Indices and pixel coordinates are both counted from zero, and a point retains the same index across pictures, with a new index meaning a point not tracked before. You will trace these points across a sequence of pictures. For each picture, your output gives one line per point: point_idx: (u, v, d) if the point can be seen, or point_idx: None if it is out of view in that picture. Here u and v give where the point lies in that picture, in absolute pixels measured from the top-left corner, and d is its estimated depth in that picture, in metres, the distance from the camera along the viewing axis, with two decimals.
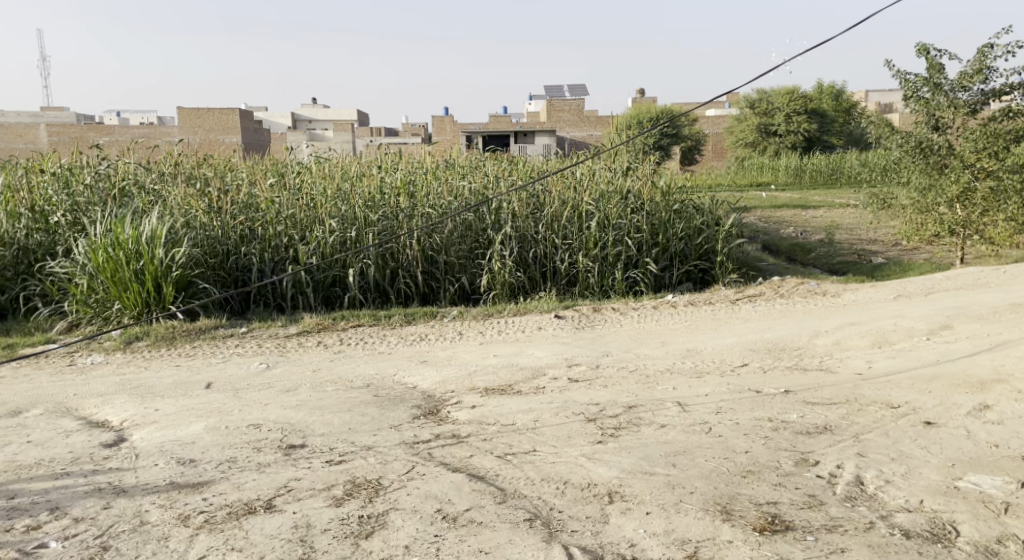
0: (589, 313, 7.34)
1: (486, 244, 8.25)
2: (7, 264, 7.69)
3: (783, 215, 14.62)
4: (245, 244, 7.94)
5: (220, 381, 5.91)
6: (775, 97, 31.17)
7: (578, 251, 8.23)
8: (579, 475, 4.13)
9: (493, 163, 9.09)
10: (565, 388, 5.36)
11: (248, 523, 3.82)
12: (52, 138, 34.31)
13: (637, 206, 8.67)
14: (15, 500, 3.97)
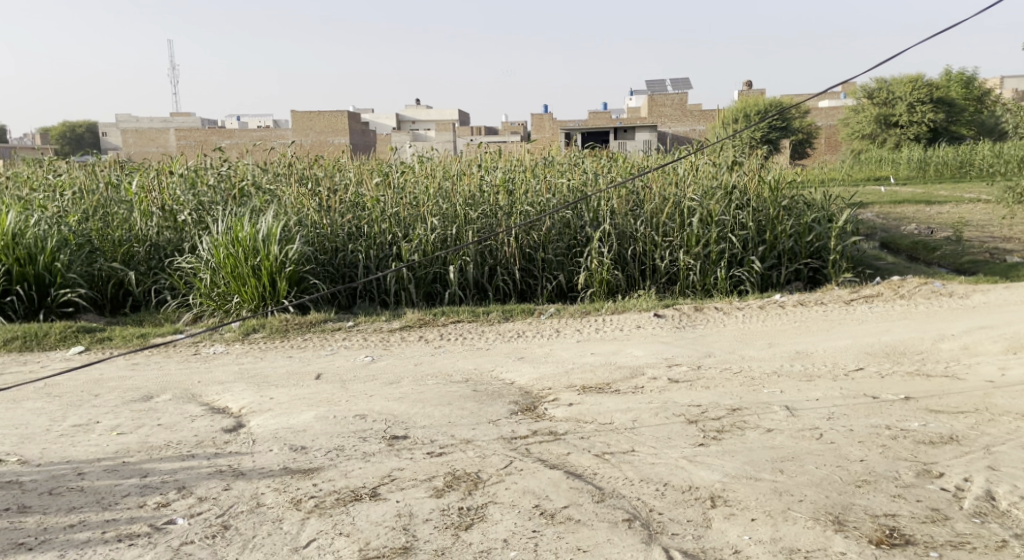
0: (691, 313, 7.26)
1: (585, 242, 8.27)
2: (140, 259, 8.19)
3: (905, 212, 14.11)
4: (352, 242, 8.20)
5: (328, 372, 6.16)
6: (897, 87, 30.04)
7: (680, 249, 8.15)
8: (680, 477, 4.12)
9: (592, 161, 9.09)
10: (665, 388, 5.34)
11: (354, 510, 3.98)
12: (179, 142, 36.23)
13: (744, 202, 8.53)
14: (147, 478, 4.25)
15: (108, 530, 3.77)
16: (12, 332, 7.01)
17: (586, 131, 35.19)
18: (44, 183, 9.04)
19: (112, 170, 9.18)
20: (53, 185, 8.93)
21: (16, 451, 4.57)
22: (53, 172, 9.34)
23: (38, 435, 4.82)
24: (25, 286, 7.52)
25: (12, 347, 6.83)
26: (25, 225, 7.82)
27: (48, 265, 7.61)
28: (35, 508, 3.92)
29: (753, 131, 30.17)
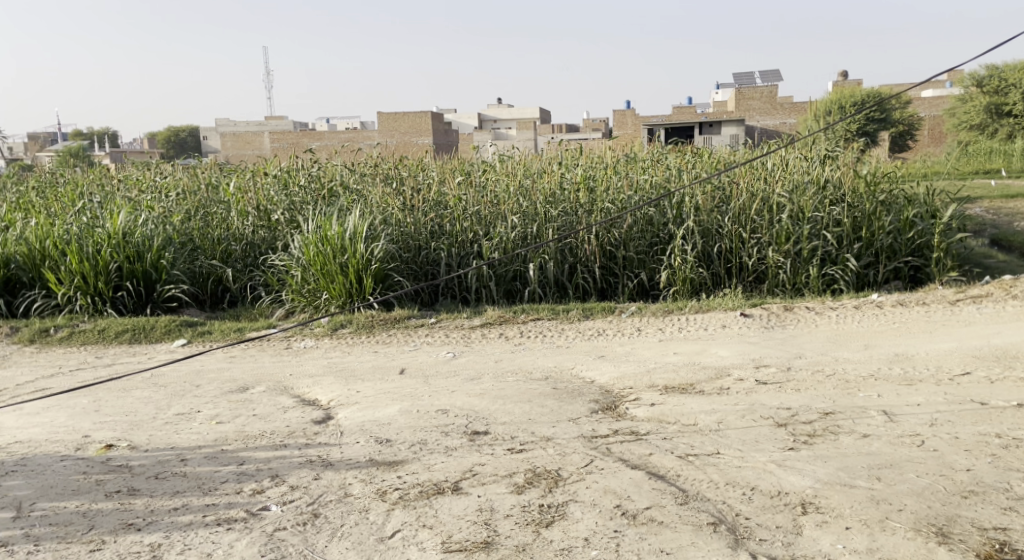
0: (779, 312, 7.16)
1: (667, 239, 8.23)
2: (237, 257, 8.54)
3: (1019, 206, 13.50)
4: (434, 239, 8.37)
5: (412, 368, 6.31)
6: (1011, 74, 28.72)
7: (769, 246, 8.03)
8: (768, 481, 4.10)
9: (675, 156, 9.01)
10: (752, 390, 5.30)
11: (437, 503, 4.09)
12: (273, 144, 37.33)
13: (839, 197, 8.33)
14: (244, 466, 4.46)
15: (208, 514, 3.97)
16: (122, 325, 7.41)
17: (672, 126, 34.75)
18: (151, 185, 9.52)
19: (212, 173, 9.60)
20: (159, 187, 9.40)
21: (125, 437, 4.85)
22: (159, 174, 9.82)
23: (144, 422, 5.11)
24: (133, 282, 7.94)
25: (121, 339, 7.23)
26: (134, 225, 8.25)
27: (154, 262, 8.02)
28: (142, 491, 4.16)
29: (852, 122, 29.24)
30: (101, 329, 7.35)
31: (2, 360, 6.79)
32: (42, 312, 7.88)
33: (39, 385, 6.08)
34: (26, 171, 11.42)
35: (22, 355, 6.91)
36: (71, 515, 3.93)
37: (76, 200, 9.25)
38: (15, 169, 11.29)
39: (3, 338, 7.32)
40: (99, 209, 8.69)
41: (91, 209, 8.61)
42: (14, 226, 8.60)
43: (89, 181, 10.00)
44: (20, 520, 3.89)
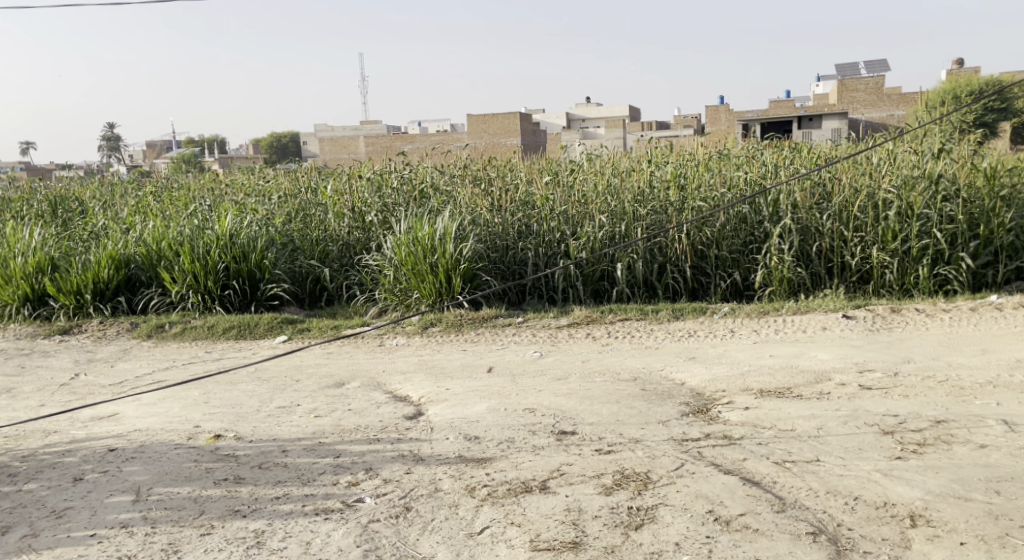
0: (886, 314, 6.93)
1: (762, 238, 8.05)
2: (333, 257, 8.78)
3: None
4: (522, 240, 8.41)
5: (500, 366, 6.36)
6: None
7: (873, 245, 7.79)
8: (873, 491, 3.98)
9: (771, 151, 8.73)
10: (855, 395, 5.14)
11: (525, 501, 4.11)
12: (367, 148, 38.18)
13: (953, 192, 7.94)
14: (340, 458, 4.58)
15: (307, 504, 4.09)
16: (229, 321, 7.71)
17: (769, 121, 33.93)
18: (255, 189, 9.87)
19: (311, 176, 9.89)
20: (263, 190, 9.74)
21: (231, 427, 5.05)
22: (262, 179, 10.17)
23: (249, 414, 5.30)
24: (239, 282, 8.26)
25: (228, 335, 7.52)
26: (240, 227, 8.60)
27: (258, 262, 8.31)
28: (247, 480, 4.32)
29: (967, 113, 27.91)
30: (210, 325, 7.67)
31: (122, 354, 7.16)
32: (157, 309, 8.27)
33: (154, 378, 6.38)
34: (143, 177, 11.98)
35: (139, 349, 7.27)
36: (183, 501, 4.11)
37: (188, 204, 9.67)
38: (134, 175, 11.86)
39: (123, 333, 7.71)
40: (208, 213, 9.08)
41: (200, 213, 9.01)
42: (133, 228, 9.05)
43: (199, 187, 10.43)
44: (138, 503, 4.09)
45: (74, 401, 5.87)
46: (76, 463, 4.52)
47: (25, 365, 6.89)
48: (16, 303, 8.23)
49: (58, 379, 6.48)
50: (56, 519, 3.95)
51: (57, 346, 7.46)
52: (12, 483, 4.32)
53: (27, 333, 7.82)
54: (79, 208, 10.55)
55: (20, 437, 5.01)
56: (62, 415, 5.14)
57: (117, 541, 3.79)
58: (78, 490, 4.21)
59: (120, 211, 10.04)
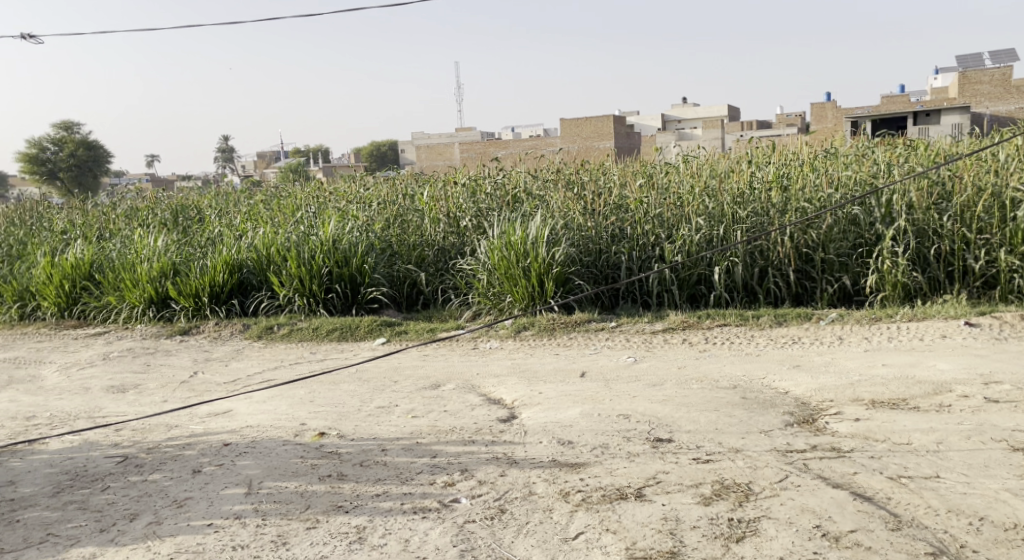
0: (1012, 322, 6.54)
1: (874, 240, 7.71)
2: (429, 261, 8.87)
3: None
4: (615, 243, 8.26)
5: (593, 371, 6.27)
6: None
7: (1000, 248, 7.37)
8: (1000, 512, 3.73)
9: (883, 150, 8.38)
10: (978, 408, 4.85)
11: (620, 508, 4.02)
12: (463, 155, 38.58)
13: None
14: (437, 458, 4.59)
15: (406, 502, 4.10)
16: (332, 323, 7.88)
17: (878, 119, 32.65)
18: (356, 196, 10.05)
19: (408, 183, 10.02)
20: (363, 198, 9.92)
21: (334, 426, 5.13)
22: (363, 187, 10.38)
23: (350, 413, 5.38)
24: (342, 285, 8.48)
25: (331, 336, 7.68)
26: (342, 232, 8.83)
27: (359, 267, 8.51)
28: (350, 477, 4.37)
29: None
30: (315, 327, 7.85)
31: (236, 354, 7.39)
32: (267, 312, 8.53)
33: (265, 377, 6.55)
34: (254, 185, 12.39)
35: (251, 350, 7.50)
36: (290, 495, 4.18)
37: (295, 212, 9.95)
38: (247, 185, 12.26)
39: (236, 334, 7.99)
40: (313, 219, 9.33)
41: (304, 220, 9.27)
42: (246, 235, 9.36)
43: (304, 194, 10.70)
44: (250, 496, 4.18)
45: (193, 398, 6.08)
46: (195, 456, 4.66)
47: (150, 363, 7.18)
48: (142, 306, 8.63)
49: (179, 376, 6.73)
50: (177, 508, 4.07)
51: (178, 346, 7.78)
52: (138, 472, 4.48)
53: (152, 333, 8.17)
54: (197, 215, 10.98)
55: (144, 430, 5.21)
56: (182, 410, 5.32)
57: (232, 531, 3.87)
58: (197, 481, 4.33)
59: (232, 218, 10.42)
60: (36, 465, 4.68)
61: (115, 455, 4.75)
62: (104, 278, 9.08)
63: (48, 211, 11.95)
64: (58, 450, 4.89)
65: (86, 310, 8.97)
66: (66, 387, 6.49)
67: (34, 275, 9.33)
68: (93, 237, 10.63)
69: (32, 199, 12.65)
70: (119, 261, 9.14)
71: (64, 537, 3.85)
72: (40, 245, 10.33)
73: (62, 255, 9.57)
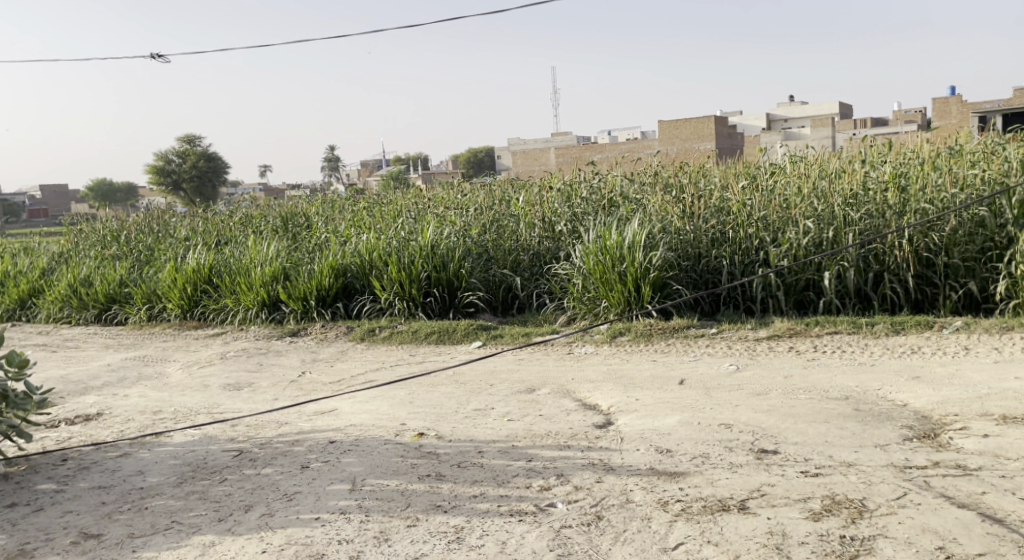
0: None
1: (1005, 243, 7.24)
2: (525, 265, 8.82)
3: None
4: (716, 247, 8.01)
5: (692, 379, 6.08)
6: None
7: None
8: None
9: (1015, 146, 7.87)
10: None
11: (723, 520, 3.85)
12: (560, 159, 38.54)
13: None
14: (533, 462, 4.52)
15: (503, 504, 4.05)
16: (430, 326, 7.92)
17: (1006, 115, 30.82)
18: (454, 202, 10.10)
19: (505, 189, 10.01)
20: (461, 203, 9.96)
21: (433, 427, 5.13)
22: (461, 193, 10.43)
23: (447, 415, 5.37)
24: (440, 290, 8.56)
25: (429, 339, 7.73)
26: (439, 237, 8.92)
27: (456, 271, 8.59)
28: (448, 477, 4.34)
29: None
30: (415, 329, 7.91)
31: (340, 355, 7.51)
32: (369, 315, 8.66)
33: (367, 378, 6.63)
34: (358, 193, 12.64)
35: (354, 351, 7.62)
36: (392, 493, 4.19)
37: (396, 218, 10.09)
38: (351, 193, 12.53)
39: (340, 336, 8.14)
40: (412, 225, 9.45)
41: (405, 226, 9.39)
42: (350, 240, 9.55)
43: (405, 201, 10.84)
44: (354, 493, 4.20)
45: (302, 396, 6.20)
46: (303, 452, 4.73)
47: (261, 362, 7.38)
48: (255, 308, 8.90)
49: (289, 376, 6.88)
50: (287, 501, 4.13)
51: (287, 346, 7.97)
52: (252, 466, 4.57)
53: (265, 334, 8.42)
54: (306, 223, 11.27)
55: (257, 426, 5.33)
56: (291, 407, 5.42)
57: (337, 525, 3.89)
58: (305, 477, 4.39)
59: (337, 224, 10.64)
60: (161, 456, 4.84)
61: (231, 449, 4.87)
62: (221, 282, 9.41)
63: (172, 219, 12.51)
64: (181, 443, 5.04)
65: (206, 312, 9.28)
66: (187, 384, 6.73)
67: (161, 279, 9.74)
68: (212, 244, 11.05)
69: (158, 207, 13.27)
70: (235, 266, 9.46)
71: (187, 525, 3.94)
72: (165, 251, 10.82)
73: (185, 261, 9.97)
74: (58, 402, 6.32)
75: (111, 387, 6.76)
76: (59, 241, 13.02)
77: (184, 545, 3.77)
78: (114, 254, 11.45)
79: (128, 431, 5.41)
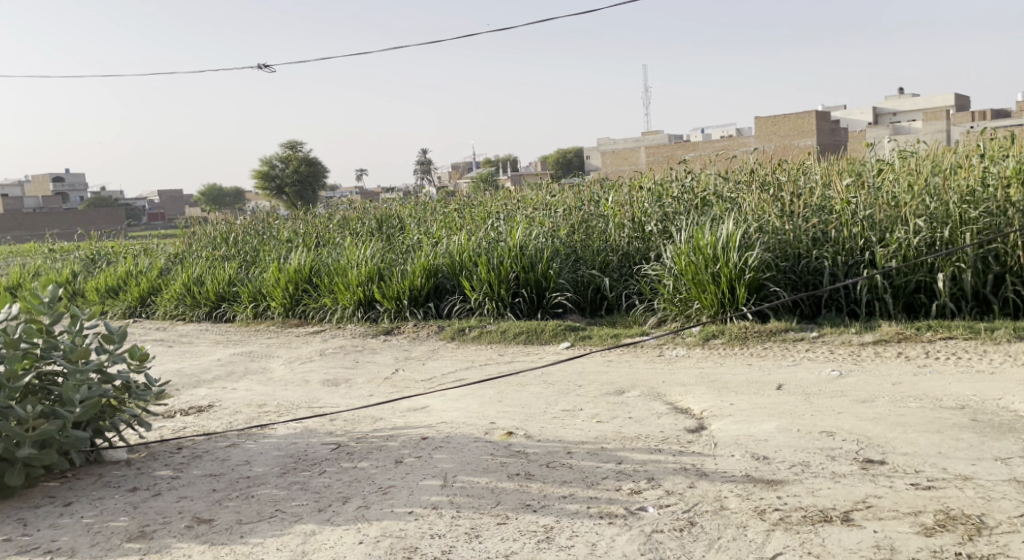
0: None
1: None
2: (614, 266, 8.67)
3: None
4: (817, 247, 7.69)
5: (791, 384, 5.84)
6: None
7: None
8: None
9: None
10: None
11: (825, 531, 3.66)
12: (652, 158, 38.07)
13: None
14: (623, 465, 4.40)
15: (592, 506, 3.95)
16: (519, 326, 7.87)
17: None
18: (543, 203, 10.02)
19: (594, 189, 9.88)
20: (550, 204, 9.88)
21: (522, 426, 5.07)
22: (550, 194, 10.37)
23: (537, 415, 5.30)
24: (528, 290, 8.52)
25: (518, 339, 7.68)
26: (528, 238, 8.89)
27: (544, 272, 8.52)
28: (537, 477, 4.27)
29: None
30: (504, 329, 7.89)
31: (432, 353, 7.54)
32: (460, 315, 8.70)
33: (458, 376, 6.62)
34: (451, 195, 12.72)
35: (445, 350, 7.64)
36: (482, 490, 4.14)
37: (486, 219, 10.09)
38: (442, 195, 12.63)
39: (432, 335, 8.18)
40: (501, 226, 9.45)
41: (495, 227, 9.39)
42: (442, 241, 9.60)
43: (495, 202, 10.84)
44: (446, 488, 4.18)
45: (395, 393, 6.24)
46: (397, 448, 4.74)
47: (357, 359, 7.48)
48: (351, 307, 9.04)
49: (383, 373, 6.93)
50: (382, 495, 4.13)
51: (381, 344, 8.06)
52: (349, 460, 4.61)
53: (360, 332, 8.54)
54: (400, 224, 11.39)
55: (354, 421, 5.38)
56: (386, 403, 5.46)
57: (430, 520, 3.87)
58: (399, 471, 4.39)
59: (429, 226, 10.72)
60: (266, 447, 4.93)
61: (330, 443, 4.92)
62: (320, 282, 9.59)
63: (276, 221, 12.87)
64: (283, 435, 5.13)
65: (306, 310, 9.48)
66: (290, 379, 6.88)
67: (265, 279, 10.01)
68: (312, 245, 11.30)
69: (263, 210, 13.68)
70: (332, 267, 9.64)
71: (289, 514, 3.98)
72: (270, 252, 11.13)
73: (288, 262, 10.23)
74: (173, 393, 6.55)
75: (221, 381, 6.96)
76: (175, 242, 13.57)
77: (287, 533, 3.81)
78: (223, 254, 11.85)
79: (236, 422, 5.54)
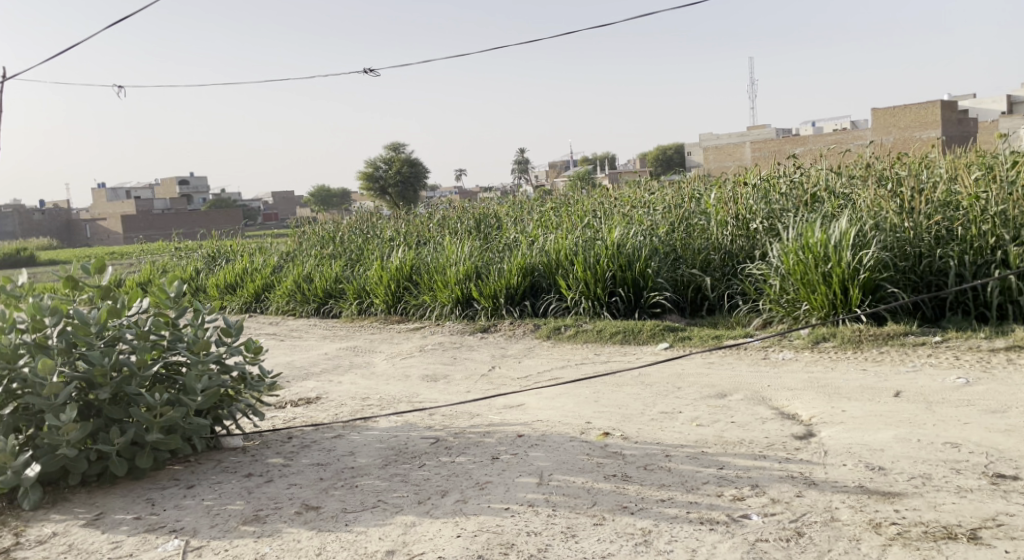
0: None
1: None
2: (715, 265, 8.38)
3: None
4: (941, 246, 7.22)
5: (910, 391, 5.47)
6: None
7: None
8: None
9: None
10: None
11: (949, 549, 3.37)
12: (758, 154, 37.00)
13: None
14: (725, 471, 4.19)
15: (692, 511, 3.76)
16: (616, 326, 7.68)
17: None
18: (642, 201, 9.78)
19: (695, 186, 9.59)
20: (648, 202, 9.65)
21: (619, 427, 4.90)
22: (648, 191, 10.13)
23: (634, 416, 5.13)
24: (626, 289, 8.31)
25: (615, 339, 7.49)
26: (627, 236, 8.67)
27: (642, 271, 8.29)
28: (634, 479, 4.10)
29: None
30: (601, 328, 7.71)
31: (529, 352, 7.44)
32: (556, 313, 8.57)
33: (553, 375, 6.49)
34: (548, 194, 12.58)
35: (542, 349, 7.52)
36: (578, 490, 4.00)
37: (584, 217, 9.92)
38: (540, 193, 12.52)
39: (528, 333, 8.08)
40: (601, 224, 9.28)
41: (592, 226, 9.22)
42: (539, 240, 9.48)
43: (592, 200, 10.66)
44: (542, 486, 4.06)
45: (491, 389, 6.17)
46: (493, 444, 4.65)
47: (456, 356, 7.45)
48: (449, 304, 9.04)
49: (481, 370, 6.87)
50: (479, 490, 4.04)
51: (479, 342, 8.01)
52: (447, 454, 4.54)
53: (459, 329, 8.52)
54: (498, 223, 11.34)
55: (451, 416, 5.32)
56: (483, 399, 5.38)
57: (526, 518, 3.75)
58: (495, 468, 4.29)
59: (527, 224, 10.64)
60: (368, 439, 4.92)
61: (429, 437, 4.87)
62: (420, 279, 9.63)
63: (379, 220, 13.04)
64: (385, 428, 5.12)
65: (408, 307, 9.54)
66: (391, 373, 6.90)
67: (369, 276, 10.13)
68: (413, 244, 11.38)
69: (367, 210, 13.90)
70: (432, 265, 9.67)
71: (391, 505, 3.94)
72: (373, 250, 11.28)
73: (390, 259, 10.32)
74: (283, 385, 6.67)
75: (327, 374, 7.05)
76: (286, 241, 13.94)
77: (388, 523, 3.76)
78: (330, 252, 12.08)
79: (341, 414, 5.58)
